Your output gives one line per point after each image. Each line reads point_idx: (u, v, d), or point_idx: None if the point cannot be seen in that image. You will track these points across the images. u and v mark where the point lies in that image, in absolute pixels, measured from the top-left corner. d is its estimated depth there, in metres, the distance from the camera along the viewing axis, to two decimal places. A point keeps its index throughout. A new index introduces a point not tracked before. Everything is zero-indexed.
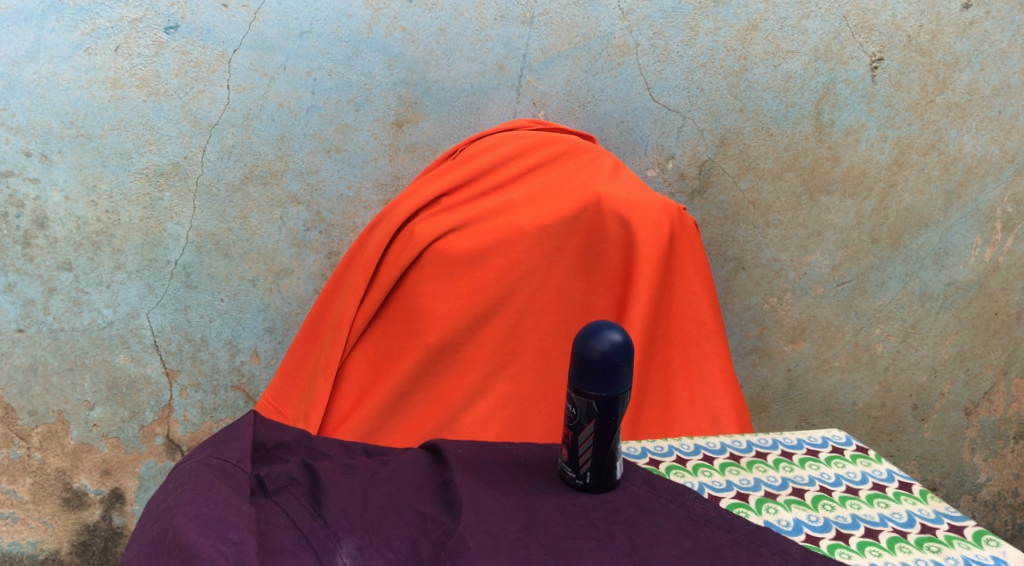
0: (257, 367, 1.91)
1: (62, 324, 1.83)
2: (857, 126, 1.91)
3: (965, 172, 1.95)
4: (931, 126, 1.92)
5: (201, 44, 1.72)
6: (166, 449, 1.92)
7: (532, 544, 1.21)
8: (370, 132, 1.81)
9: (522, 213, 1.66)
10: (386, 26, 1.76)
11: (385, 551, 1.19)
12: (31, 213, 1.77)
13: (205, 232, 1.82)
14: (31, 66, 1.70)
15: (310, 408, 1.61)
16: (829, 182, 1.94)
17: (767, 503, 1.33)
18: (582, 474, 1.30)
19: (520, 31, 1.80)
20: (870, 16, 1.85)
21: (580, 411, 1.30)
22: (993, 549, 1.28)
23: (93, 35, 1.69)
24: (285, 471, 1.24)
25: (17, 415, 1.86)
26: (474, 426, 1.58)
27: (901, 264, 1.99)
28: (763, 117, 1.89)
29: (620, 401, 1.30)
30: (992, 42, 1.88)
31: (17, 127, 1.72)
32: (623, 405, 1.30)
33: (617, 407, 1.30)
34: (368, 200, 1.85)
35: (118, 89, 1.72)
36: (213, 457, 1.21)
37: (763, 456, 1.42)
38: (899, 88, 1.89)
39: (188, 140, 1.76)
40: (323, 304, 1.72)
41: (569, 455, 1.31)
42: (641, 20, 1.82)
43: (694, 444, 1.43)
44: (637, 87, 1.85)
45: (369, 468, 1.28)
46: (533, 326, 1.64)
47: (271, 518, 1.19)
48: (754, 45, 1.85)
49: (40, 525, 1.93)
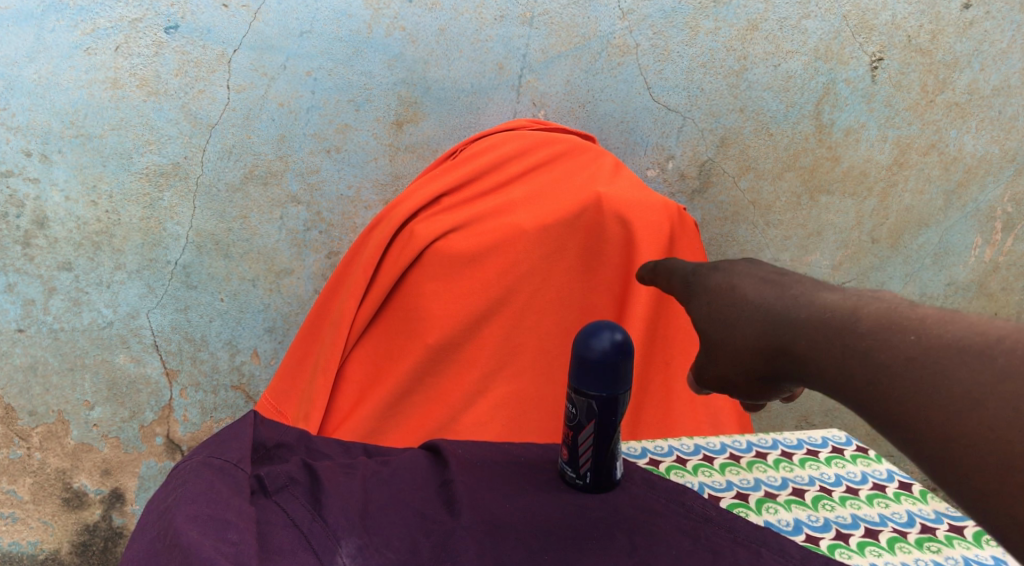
0: (257, 367, 1.92)
1: (62, 324, 1.82)
2: (857, 126, 1.92)
3: (965, 172, 1.98)
4: (931, 126, 1.94)
5: (201, 44, 1.72)
6: (166, 449, 1.94)
7: (532, 544, 1.21)
8: (370, 132, 1.81)
9: (522, 213, 1.66)
10: (386, 26, 1.76)
11: (385, 550, 1.18)
12: (32, 213, 1.76)
13: (205, 232, 1.81)
14: (31, 66, 1.69)
15: (310, 408, 1.60)
16: (829, 182, 1.95)
17: (767, 504, 1.34)
18: (582, 474, 1.31)
19: (520, 31, 1.79)
20: (870, 16, 1.85)
21: (580, 411, 1.31)
22: (993, 549, 1.29)
23: (93, 35, 1.68)
24: (285, 471, 1.23)
25: (17, 415, 1.86)
26: (474, 426, 1.59)
27: (901, 264, 2.03)
28: (763, 116, 1.89)
29: (620, 401, 1.31)
30: (992, 41, 1.89)
31: (17, 127, 1.71)
32: (623, 405, 1.32)
33: (617, 407, 1.31)
34: (368, 200, 1.86)
35: (118, 89, 1.71)
36: (213, 457, 1.20)
37: (763, 457, 1.43)
38: (899, 88, 1.90)
39: (188, 140, 1.76)
40: (323, 304, 1.71)
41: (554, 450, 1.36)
42: (641, 20, 1.82)
43: (694, 444, 1.44)
44: (637, 87, 1.85)
45: (369, 468, 1.28)
46: (533, 326, 1.64)
47: (270, 518, 1.18)
48: (754, 45, 1.85)
49: (40, 525, 1.95)
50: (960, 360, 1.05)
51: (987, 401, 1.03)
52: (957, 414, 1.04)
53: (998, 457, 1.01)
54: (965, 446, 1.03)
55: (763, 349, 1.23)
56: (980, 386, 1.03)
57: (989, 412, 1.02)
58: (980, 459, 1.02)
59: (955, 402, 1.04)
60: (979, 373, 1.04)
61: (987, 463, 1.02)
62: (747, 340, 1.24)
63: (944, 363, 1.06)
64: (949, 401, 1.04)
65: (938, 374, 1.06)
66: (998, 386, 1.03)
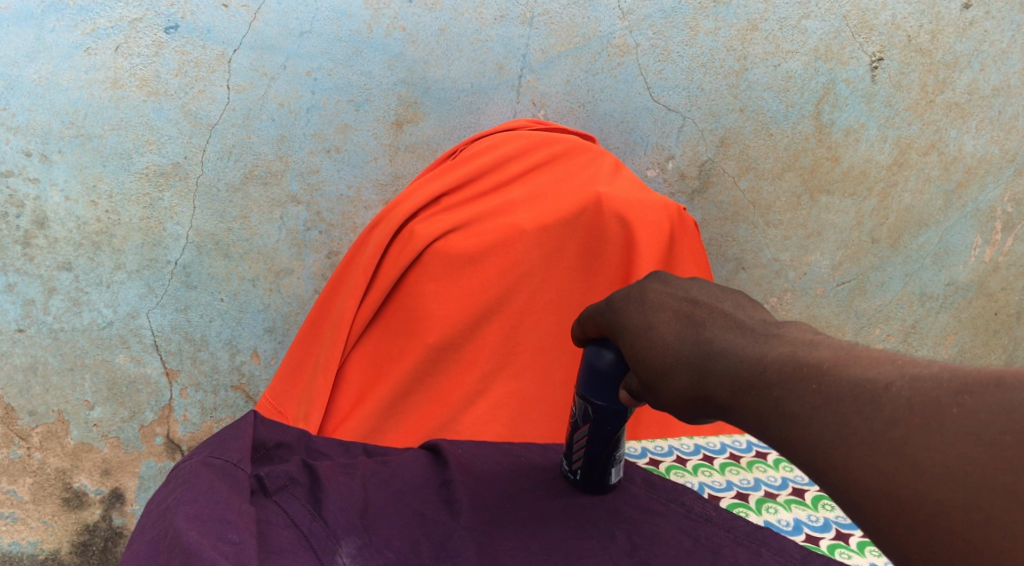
0: (257, 367, 1.92)
1: (62, 324, 1.82)
2: (857, 127, 1.92)
3: (965, 172, 1.99)
4: (931, 126, 1.94)
5: (201, 44, 1.71)
6: (166, 449, 1.94)
7: (532, 544, 1.22)
8: (370, 132, 1.81)
9: (522, 213, 1.66)
10: (386, 26, 1.75)
11: (385, 550, 1.18)
12: (32, 213, 1.76)
13: (205, 232, 1.81)
14: (31, 65, 1.68)
15: (310, 408, 1.60)
16: (829, 182, 1.96)
17: (767, 504, 1.39)
18: (574, 470, 1.32)
19: (519, 31, 1.79)
20: (870, 16, 1.85)
21: (578, 411, 1.34)
22: None
23: (93, 35, 1.68)
24: (285, 470, 1.22)
25: (17, 415, 1.86)
26: (475, 426, 1.60)
27: (901, 263, 2.04)
28: (763, 116, 1.89)
29: (620, 414, 1.32)
30: (992, 42, 1.90)
31: (17, 127, 1.71)
32: (625, 419, 1.32)
33: (616, 419, 1.32)
34: (368, 200, 1.85)
35: (118, 89, 1.71)
36: (213, 457, 1.19)
37: (762, 457, 1.48)
38: (898, 88, 1.91)
39: (188, 140, 1.76)
40: (322, 304, 1.71)
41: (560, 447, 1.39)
42: (641, 20, 1.82)
43: (694, 444, 1.49)
44: (637, 87, 1.86)
45: (369, 468, 1.26)
46: (532, 326, 1.65)
47: (270, 518, 1.17)
48: (754, 45, 1.85)
49: (41, 525, 1.95)
50: (891, 446, 1.03)
51: (916, 492, 1.01)
52: (889, 504, 1.02)
53: (950, 550, 1.00)
54: (900, 536, 1.02)
55: (674, 402, 1.19)
56: (913, 475, 1.02)
57: (923, 503, 1.01)
58: (915, 548, 1.02)
59: (885, 490, 1.03)
60: (912, 464, 1.02)
61: (940, 553, 1.00)
62: (670, 391, 1.19)
63: (873, 448, 1.04)
64: (880, 490, 1.03)
65: (867, 458, 1.04)
66: (931, 478, 1.01)
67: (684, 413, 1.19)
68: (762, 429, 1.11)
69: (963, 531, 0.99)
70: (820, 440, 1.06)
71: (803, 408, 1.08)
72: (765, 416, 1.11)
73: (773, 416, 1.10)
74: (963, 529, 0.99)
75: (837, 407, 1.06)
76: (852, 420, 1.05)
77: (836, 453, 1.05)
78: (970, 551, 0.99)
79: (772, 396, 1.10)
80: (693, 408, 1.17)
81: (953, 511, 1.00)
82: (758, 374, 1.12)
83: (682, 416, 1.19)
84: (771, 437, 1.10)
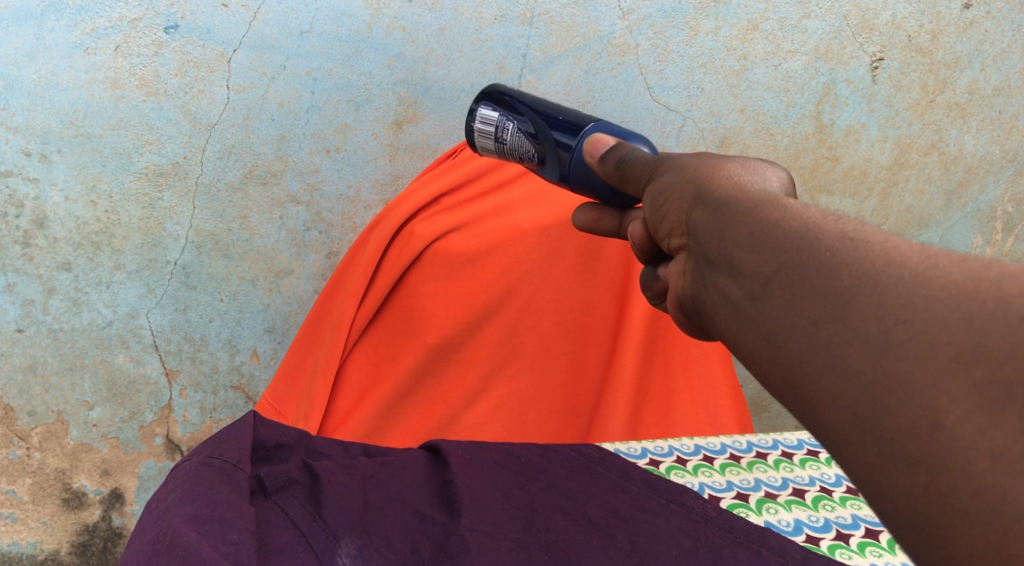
0: (257, 367, 1.94)
1: (62, 324, 1.81)
2: (857, 126, 1.99)
3: (965, 172, 2.08)
4: (931, 126, 2.02)
5: (201, 43, 1.68)
6: (165, 449, 1.96)
7: (531, 544, 1.21)
8: (370, 132, 1.80)
9: (521, 214, 1.66)
10: (386, 26, 1.73)
11: (385, 551, 1.15)
12: (31, 213, 1.73)
13: (205, 232, 1.80)
14: (31, 66, 1.63)
15: (310, 408, 1.59)
16: (829, 182, 2.04)
17: (767, 504, 1.40)
18: (501, 97, 1.39)
19: (520, 31, 1.78)
20: (870, 16, 1.89)
21: (569, 116, 1.30)
22: None
23: (93, 35, 1.64)
24: (284, 470, 1.20)
25: (17, 415, 1.86)
26: (474, 426, 1.62)
27: None
28: (764, 116, 1.94)
29: (541, 135, 1.31)
30: (992, 41, 1.96)
31: (17, 127, 1.67)
32: (537, 141, 1.32)
33: (545, 130, 1.31)
34: (368, 200, 1.86)
35: (117, 89, 1.68)
36: (213, 457, 1.17)
37: (763, 457, 1.50)
38: (899, 88, 1.97)
39: (188, 140, 1.73)
40: (323, 302, 1.70)
41: (521, 109, 1.35)
42: (641, 20, 1.81)
43: (695, 444, 1.51)
44: (637, 87, 1.86)
45: (369, 468, 1.25)
46: (532, 326, 1.65)
47: (270, 518, 1.15)
48: (754, 45, 1.87)
49: (40, 525, 1.95)
50: (963, 300, 0.81)
51: (948, 353, 0.80)
52: (885, 340, 0.83)
53: (921, 420, 0.81)
54: (860, 385, 0.83)
55: (723, 186, 1.01)
56: (964, 328, 0.81)
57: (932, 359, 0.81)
58: (884, 395, 0.82)
59: (892, 329, 0.83)
60: (968, 321, 0.81)
61: (897, 417, 0.82)
62: (724, 187, 1.00)
63: (932, 293, 0.83)
64: (881, 324, 0.83)
65: (917, 294, 0.83)
66: (983, 338, 0.80)
67: (722, 197, 0.99)
68: (798, 234, 0.90)
69: (966, 408, 0.79)
70: (874, 264, 0.85)
71: (886, 242, 0.87)
72: (817, 227, 0.90)
73: (826, 233, 0.89)
74: (963, 405, 0.79)
75: (939, 254, 0.85)
76: (934, 269, 0.84)
77: (875, 281, 0.85)
78: (948, 434, 0.80)
79: (851, 223, 0.89)
80: (735, 197, 0.98)
81: (972, 380, 0.79)
82: (853, 216, 0.92)
83: (707, 202, 1.00)
84: (804, 245, 0.89)
